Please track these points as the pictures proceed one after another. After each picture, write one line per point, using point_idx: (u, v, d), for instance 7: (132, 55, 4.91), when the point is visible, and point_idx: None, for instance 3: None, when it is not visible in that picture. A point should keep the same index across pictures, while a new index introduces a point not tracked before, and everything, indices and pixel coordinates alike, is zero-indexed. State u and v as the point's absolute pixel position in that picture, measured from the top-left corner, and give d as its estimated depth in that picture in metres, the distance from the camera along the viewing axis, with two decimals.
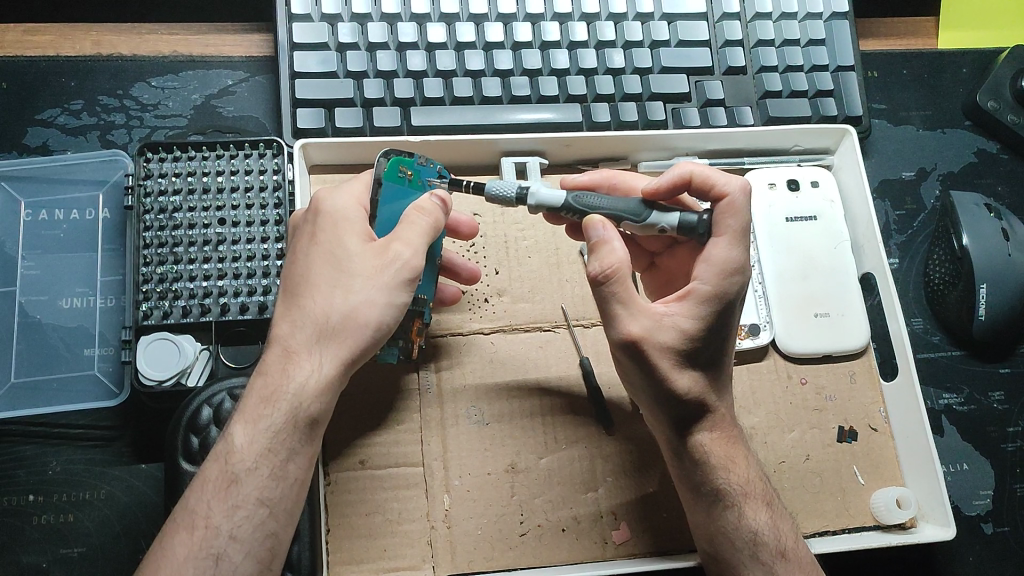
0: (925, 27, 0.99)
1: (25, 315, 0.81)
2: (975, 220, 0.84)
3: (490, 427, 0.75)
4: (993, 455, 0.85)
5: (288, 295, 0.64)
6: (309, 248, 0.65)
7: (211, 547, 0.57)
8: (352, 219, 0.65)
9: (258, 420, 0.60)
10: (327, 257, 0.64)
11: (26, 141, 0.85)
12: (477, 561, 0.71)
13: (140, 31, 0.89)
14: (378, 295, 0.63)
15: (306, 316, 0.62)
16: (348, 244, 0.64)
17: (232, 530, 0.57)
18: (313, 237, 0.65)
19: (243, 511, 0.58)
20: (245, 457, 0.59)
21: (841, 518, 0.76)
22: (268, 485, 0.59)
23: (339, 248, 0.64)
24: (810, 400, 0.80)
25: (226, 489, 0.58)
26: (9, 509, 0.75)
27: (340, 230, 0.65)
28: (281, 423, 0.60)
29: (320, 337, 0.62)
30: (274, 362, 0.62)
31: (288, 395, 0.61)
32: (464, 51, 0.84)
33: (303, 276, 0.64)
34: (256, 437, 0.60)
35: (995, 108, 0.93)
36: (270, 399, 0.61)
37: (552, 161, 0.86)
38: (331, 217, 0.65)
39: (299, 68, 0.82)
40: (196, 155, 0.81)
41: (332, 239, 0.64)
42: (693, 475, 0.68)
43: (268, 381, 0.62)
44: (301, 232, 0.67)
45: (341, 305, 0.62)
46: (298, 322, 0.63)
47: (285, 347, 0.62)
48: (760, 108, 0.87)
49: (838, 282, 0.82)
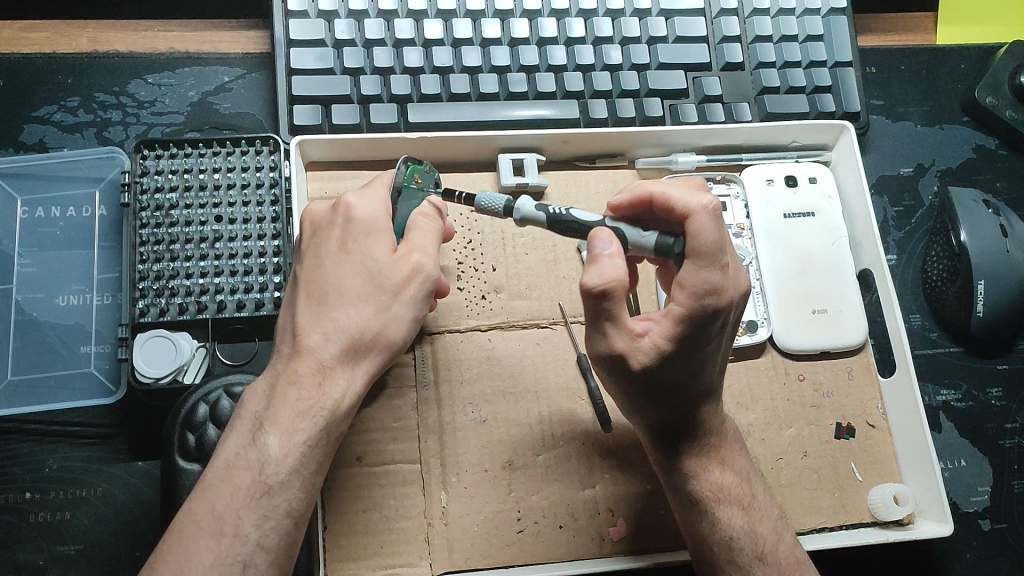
0: (923, 23, 0.99)
1: (22, 312, 0.81)
2: (975, 216, 0.84)
3: (487, 423, 0.75)
4: (991, 451, 0.85)
5: (315, 302, 0.63)
6: (341, 256, 0.63)
7: (239, 554, 0.56)
8: (380, 229, 0.64)
9: (294, 434, 0.60)
10: (359, 268, 0.63)
11: (23, 138, 0.85)
12: (474, 558, 0.71)
13: (136, 28, 0.89)
14: (405, 311, 0.64)
15: (338, 327, 0.62)
16: (379, 256, 0.63)
17: (260, 539, 0.57)
18: (345, 245, 0.64)
19: (271, 521, 0.58)
20: (280, 468, 0.59)
21: (839, 515, 0.76)
22: (298, 497, 0.59)
23: (370, 259, 0.63)
24: (808, 397, 0.80)
25: (258, 498, 0.58)
26: (6, 507, 0.75)
27: (370, 240, 0.64)
28: (315, 436, 0.60)
29: (352, 351, 0.62)
30: (305, 373, 0.61)
31: (325, 409, 0.61)
32: (462, 47, 0.84)
33: (335, 286, 0.63)
34: (292, 449, 0.59)
35: (993, 103, 0.93)
36: (306, 413, 0.60)
37: (550, 157, 0.86)
38: (363, 226, 0.64)
39: (296, 65, 0.81)
40: (193, 151, 0.81)
41: (363, 249, 0.63)
42: (671, 476, 0.68)
43: (302, 393, 0.60)
44: (326, 235, 0.65)
45: (372, 319, 0.63)
46: (330, 334, 0.62)
47: (319, 360, 0.61)
48: (757, 104, 0.87)
49: (838, 281, 0.82)
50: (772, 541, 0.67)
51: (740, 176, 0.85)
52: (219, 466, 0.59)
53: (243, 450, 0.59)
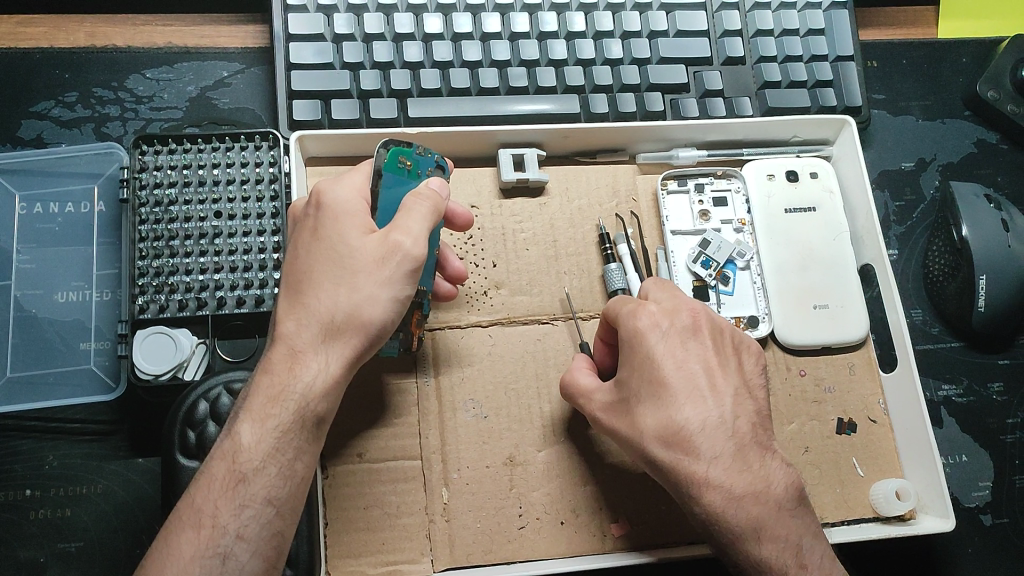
0: (924, 16, 0.98)
1: (21, 308, 0.81)
2: (976, 212, 0.83)
3: (488, 420, 0.74)
4: (992, 446, 0.85)
5: (291, 291, 0.62)
6: (312, 244, 0.63)
7: (218, 546, 0.56)
8: (353, 213, 0.64)
9: (265, 420, 0.59)
10: (329, 254, 0.62)
11: (20, 133, 0.85)
12: (475, 554, 0.70)
13: (134, 22, 0.88)
14: (380, 290, 0.61)
15: (310, 313, 0.61)
16: (350, 239, 0.62)
17: (240, 529, 0.57)
18: (316, 233, 0.63)
19: (250, 510, 0.58)
20: (253, 456, 0.58)
21: (840, 510, 0.76)
22: (276, 484, 0.59)
23: (340, 244, 0.62)
24: (810, 392, 0.79)
25: (234, 488, 0.58)
26: (6, 503, 0.75)
27: (343, 225, 0.63)
28: (289, 421, 0.60)
29: (326, 335, 0.61)
30: (278, 360, 0.61)
31: (295, 394, 0.60)
32: (462, 42, 0.84)
33: (306, 274, 0.62)
34: (263, 436, 0.59)
35: (995, 97, 0.93)
36: (277, 399, 0.60)
37: (550, 153, 0.86)
38: (333, 213, 0.63)
39: (295, 60, 0.81)
40: (192, 147, 0.81)
41: (334, 235, 0.63)
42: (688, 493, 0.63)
43: (273, 379, 0.60)
44: (302, 228, 0.65)
45: (344, 302, 0.61)
46: (302, 320, 0.61)
47: (290, 346, 0.61)
48: (759, 99, 0.87)
49: (838, 275, 0.82)
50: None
51: (741, 172, 0.85)
52: (209, 458, 0.60)
53: (222, 440, 0.60)
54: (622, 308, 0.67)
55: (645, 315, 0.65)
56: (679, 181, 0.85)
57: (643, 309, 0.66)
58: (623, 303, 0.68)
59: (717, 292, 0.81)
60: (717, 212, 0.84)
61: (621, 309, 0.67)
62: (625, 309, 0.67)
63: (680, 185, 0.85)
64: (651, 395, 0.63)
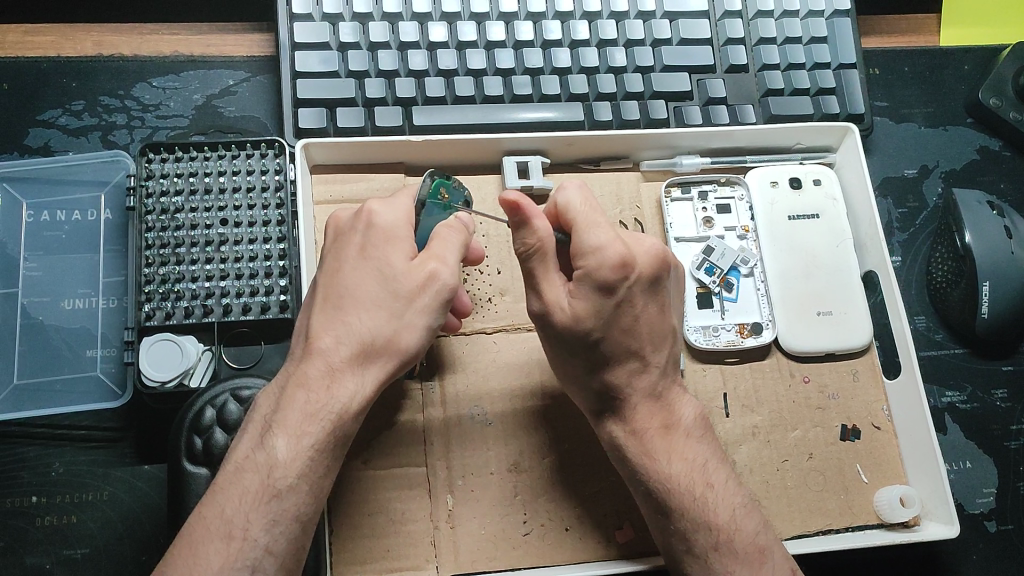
0: (925, 25, 0.99)
1: (28, 315, 0.81)
2: (979, 219, 0.84)
3: (494, 427, 0.75)
4: (996, 453, 0.85)
5: (330, 306, 0.62)
6: (357, 262, 0.63)
7: (247, 558, 0.56)
8: (401, 237, 0.64)
9: (301, 437, 0.59)
10: (374, 274, 0.63)
11: (27, 142, 0.85)
12: (480, 561, 0.71)
13: (140, 31, 0.89)
14: (419, 318, 0.63)
15: (351, 332, 0.62)
16: (395, 261, 0.63)
17: (269, 543, 0.57)
18: (362, 250, 0.63)
19: (280, 525, 0.58)
20: (288, 472, 0.59)
21: (844, 516, 0.76)
22: (306, 500, 0.59)
23: (387, 266, 0.63)
24: (813, 399, 0.80)
25: (267, 502, 0.58)
26: (12, 510, 0.76)
27: (389, 247, 0.63)
28: (322, 440, 0.60)
29: (364, 357, 0.62)
30: (313, 375, 0.61)
31: (332, 413, 0.60)
32: (466, 50, 0.84)
33: (350, 291, 0.62)
34: (299, 452, 0.59)
35: (997, 105, 0.93)
36: (314, 416, 0.60)
37: (553, 160, 0.86)
38: (382, 233, 0.64)
39: (300, 68, 0.81)
40: (198, 155, 0.81)
41: (381, 255, 0.63)
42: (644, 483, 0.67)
43: (310, 395, 0.60)
44: (345, 241, 0.65)
45: (384, 326, 0.62)
46: (342, 337, 0.62)
47: (328, 362, 0.61)
48: (761, 106, 0.87)
49: (842, 282, 0.82)
50: (758, 544, 0.65)
51: (746, 178, 0.85)
52: (237, 466, 0.60)
53: (253, 452, 0.60)
54: (590, 228, 0.65)
55: (604, 255, 0.64)
56: (682, 189, 0.85)
57: (610, 242, 0.64)
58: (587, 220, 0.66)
59: (720, 299, 0.82)
60: (721, 219, 0.85)
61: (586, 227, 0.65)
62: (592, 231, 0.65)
63: (683, 192, 0.85)
64: (575, 314, 0.65)
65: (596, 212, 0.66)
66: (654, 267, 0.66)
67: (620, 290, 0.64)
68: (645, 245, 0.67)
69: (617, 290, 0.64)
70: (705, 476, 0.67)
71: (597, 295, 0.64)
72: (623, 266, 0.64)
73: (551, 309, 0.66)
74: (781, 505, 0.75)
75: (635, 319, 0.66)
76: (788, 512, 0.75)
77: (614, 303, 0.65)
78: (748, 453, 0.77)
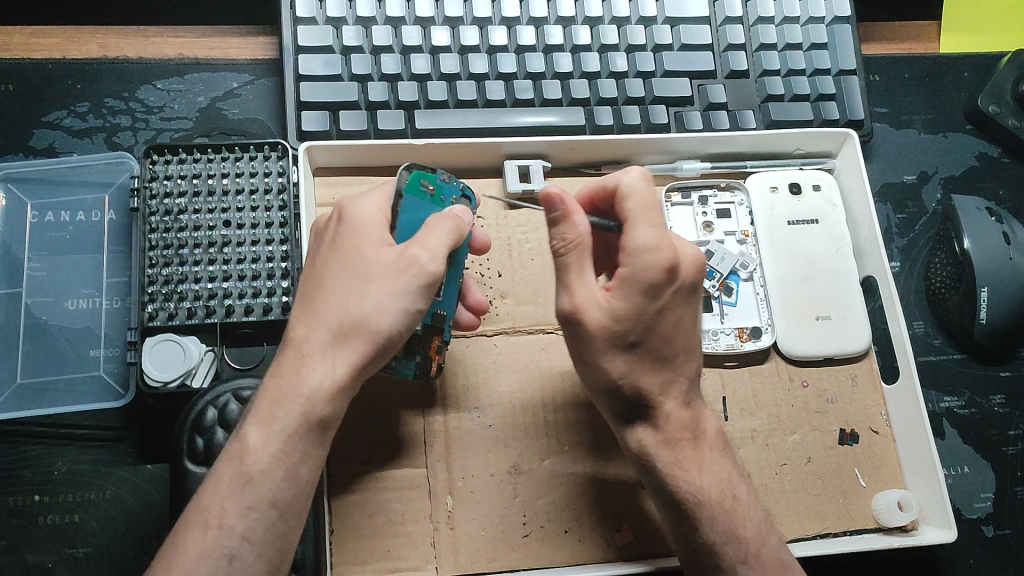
0: (925, 31, 0.99)
1: (32, 315, 0.82)
2: (977, 224, 0.84)
3: (494, 429, 0.75)
4: (995, 458, 0.85)
5: (305, 297, 0.64)
6: (329, 254, 0.64)
7: (224, 547, 0.57)
8: (372, 226, 0.65)
9: (270, 422, 0.59)
10: (345, 263, 0.63)
11: (32, 143, 0.86)
12: (479, 561, 0.71)
13: (145, 34, 0.89)
14: (391, 301, 0.61)
15: (321, 319, 0.62)
16: (366, 250, 0.63)
17: (263, 540, 0.58)
18: (334, 243, 0.65)
19: (275, 523, 0.58)
20: (279, 471, 0.59)
21: (842, 520, 0.76)
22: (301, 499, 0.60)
23: (356, 254, 0.63)
24: (811, 403, 0.80)
25: (261, 501, 0.58)
26: (14, 509, 0.76)
27: (360, 237, 0.64)
28: (317, 440, 0.61)
29: (335, 342, 0.61)
30: (286, 363, 0.61)
31: (301, 398, 0.60)
32: (468, 54, 0.85)
33: (321, 282, 0.63)
34: (270, 439, 0.59)
35: (996, 112, 0.94)
36: (283, 402, 0.60)
37: (556, 164, 0.86)
38: (353, 224, 0.65)
39: (304, 71, 0.82)
40: (202, 157, 0.82)
41: (352, 245, 0.64)
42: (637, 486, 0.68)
43: (282, 382, 0.61)
44: (325, 238, 0.67)
45: (355, 311, 0.61)
46: (313, 324, 0.62)
47: (299, 349, 0.61)
48: (762, 112, 0.88)
49: (841, 287, 0.82)
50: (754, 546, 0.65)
51: (745, 183, 0.86)
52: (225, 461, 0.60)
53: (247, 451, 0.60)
54: (640, 224, 0.63)
55: (658, 253, 0.61)
56: (683, 193, 0.85)
57: (663, 241, 0.62)
58: (646, 214, 0.64)
59: (720, 303, 0.82)
60: (720, 224, 0.85)
61: (642, 222, 0.63)
62: (648, 230, 0.63)
63: (683, 197, 0.85)
64: (613, 310, 0.63)
65: (657, 208, 0.64)
66: (695, 273, 0.65)
67: (666, 293, 0.63)
68: (687, 251, 0.66)
69: (662, 293, 0.62)
70: (701, 478, 0.67)
71: (643, 295, 0.62)
72: (672, 268, 0.62)
73: (586, 309, 0.63)
74: (779, 509, 0.75)
75: (671, 325, 0.65)
76: (787, 515, 0.75)
77: (656, 307, 0.63)
78: (747, 456, 0.77)
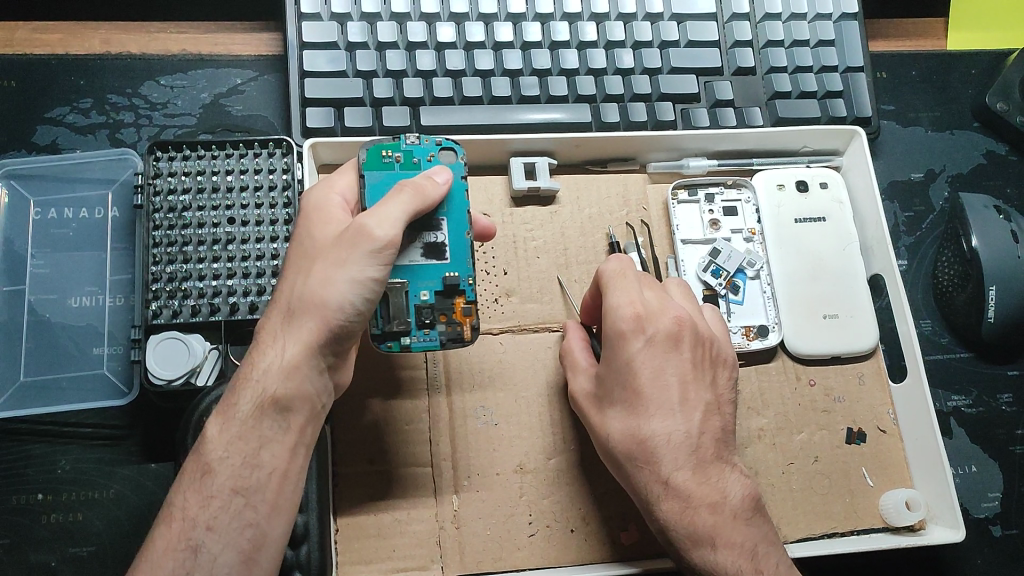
0: (932, 28, 0.99)
1: (35, 313, 0.81)
2: (986, 223, 0.84)
3: (500, 427, 0.75)
4: (1002, 457, 0.85)
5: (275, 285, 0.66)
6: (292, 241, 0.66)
7: (188, 538, 0.57)
8: (328, 210, 0.66)
9: (230, 405, 0.61)
10: (299, 246, 0.65)
11: (35, 140, 0.85)
12: (485, 561, 0.71)
13: (149, 30, 0.89)
14: (336, 271, 0.61)
15: (280, 300, 0.63)
16: (319, 232, 0.65)
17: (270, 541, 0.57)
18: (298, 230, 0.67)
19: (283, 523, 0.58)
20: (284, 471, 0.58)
21: (850, 520, 0.76)
22: None
23: (310, 237, 0.65)
24: (819, 402, 0.80)
25: None
26: (18, 507, 0.76)
27: (318, 220, 0.65)
28: None
29: (291, 319, 0.61)
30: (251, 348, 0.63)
31: (255, 378, 0.61)
32: (474, 51, 0.84)
33: (285, 267, 0.65)
34: (230, 424, 0.60)
35: (1004, 109, 0.93)
36: (242, 384, 0.61)
37: (562, 161, 0.86)
38: (314, 210, 0.67)
39: (309, 67, 0.82)
40: (206, 153, 0.81)
41: (309, 229, 0.65)
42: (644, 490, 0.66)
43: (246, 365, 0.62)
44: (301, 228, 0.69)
45: (305, 287, 0.61)
46: (275, 305, 0.63)
47: (261, 332, 0.63)
48: (769, 108, 0.87)
49: (847, 286, 0.82)
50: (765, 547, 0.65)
51: (752, 181, 0.85)
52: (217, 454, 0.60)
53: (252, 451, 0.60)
54: (614, 291, 0.69)
55: (618, 313, 0.67)
56: (689, 190, 0.85)
57: (628, 302, 0.68)
58: (619, 279, 0.69)
59: (726, 301, 0.82)
60: (727, 221, 0.84)
61: (613, 285, 0.69)
62: (616, 292, 0.68)
63: (691, 195, 0.85)
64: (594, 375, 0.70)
65: (627, 274, 0.69)
66: (671, 329, 0.67)
67: (632, 343, 0.66)
68: (669, 310, 0.68)
69: (626, 346, 0.67)
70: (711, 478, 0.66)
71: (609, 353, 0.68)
72: (636, 324, 0.67)
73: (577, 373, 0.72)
74: (787, 509, 0.75)
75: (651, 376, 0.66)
76: (794, 515, 0.75)
77: (625, 357, 0.67)
78: (755, 455, 0.77)
